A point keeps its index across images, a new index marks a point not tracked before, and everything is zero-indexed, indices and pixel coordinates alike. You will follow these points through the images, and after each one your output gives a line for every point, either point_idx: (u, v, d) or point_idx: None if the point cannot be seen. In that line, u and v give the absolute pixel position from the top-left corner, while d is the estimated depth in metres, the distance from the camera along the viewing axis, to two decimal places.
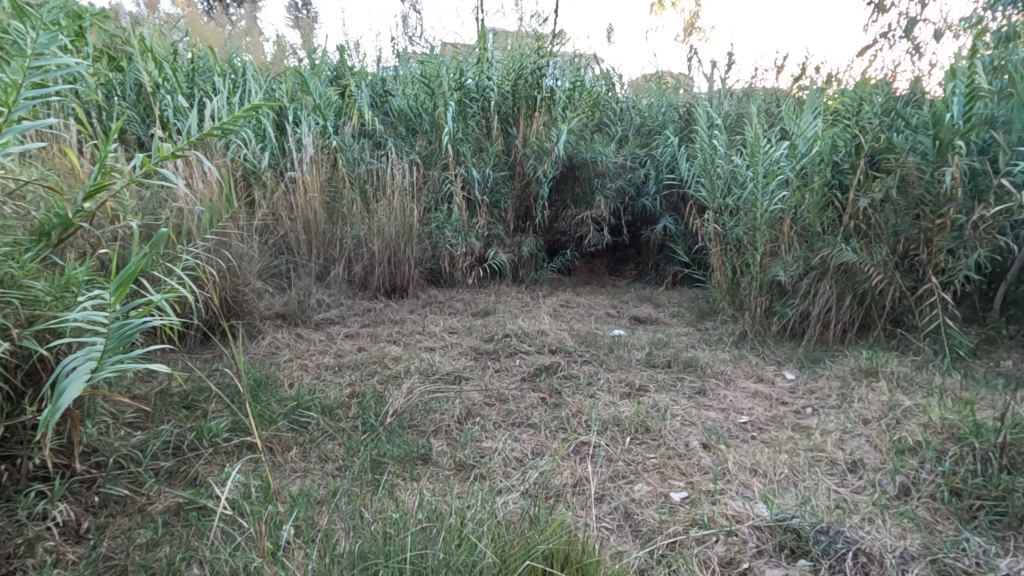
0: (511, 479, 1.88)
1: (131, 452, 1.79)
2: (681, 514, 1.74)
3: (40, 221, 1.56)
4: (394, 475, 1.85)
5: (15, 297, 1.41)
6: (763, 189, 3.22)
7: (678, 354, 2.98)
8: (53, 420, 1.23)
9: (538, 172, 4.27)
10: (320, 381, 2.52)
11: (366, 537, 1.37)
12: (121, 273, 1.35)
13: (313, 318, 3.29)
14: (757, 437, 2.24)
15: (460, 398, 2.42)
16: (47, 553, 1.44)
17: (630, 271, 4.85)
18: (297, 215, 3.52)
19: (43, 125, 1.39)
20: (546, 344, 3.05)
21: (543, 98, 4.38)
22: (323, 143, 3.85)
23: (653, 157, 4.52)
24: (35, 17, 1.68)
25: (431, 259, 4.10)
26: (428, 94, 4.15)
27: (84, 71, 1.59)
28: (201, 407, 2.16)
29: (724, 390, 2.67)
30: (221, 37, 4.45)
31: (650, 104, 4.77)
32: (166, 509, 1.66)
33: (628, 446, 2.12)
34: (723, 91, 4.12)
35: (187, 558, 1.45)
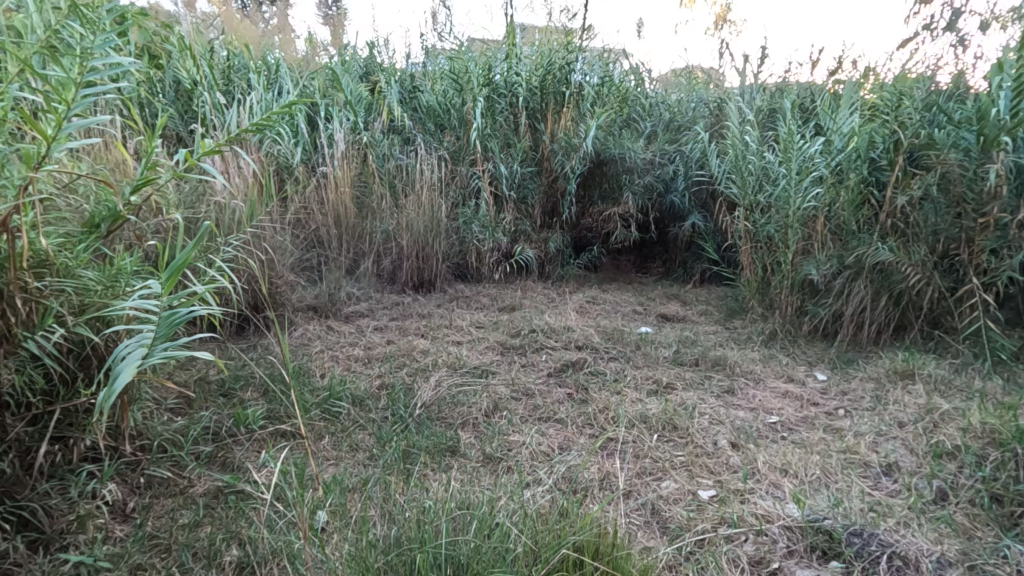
0: (539, 471, 1.90)
1: (173, 436, 1.86)
2: (709, 511, 1.73)
3: (92, 214, 1.62)
4: (424, 465, 1.89)
5: (69, 286, 1.47)
6: (796, 187, 3.16)
7: (706, 352, 2.95)
8: (108, 403, 1.29)
9: (566, 168, 4.27)
10: (351, 372, 2.58)
11: (401, 523, 1.40)
12: (172, 264, 1.41)
13: (343, 310, 3.36)
14: (787, 437, 2.21)
15: (488, 392, 2.45)
16: (98, 530, 1.52)
17: (657, 268, 4.80)
18: (328, 210, 3.58)
19: (96, 121, 1.44)
20: (573, 340, 3.05)
21: (571, 94, 4.38)
22: (354, 138, 3.91)
23: (682, 153, 4.47)
24: (92, 18, 1.75)
25: (458, 254, 4.13)
26: (457, 90, 4.20)
27: (135, 70, 1.65)
28: (237, 395, 2.23)
29: (753, 389, 2.64)
30: (254, 34, 4.55)
31: (680, 100, 4.72)
32: (207, 492, 1.73)
33: (655, 443, 2.11)
34: (756, 86, 4.05)
35: (228, 539, 1.52)
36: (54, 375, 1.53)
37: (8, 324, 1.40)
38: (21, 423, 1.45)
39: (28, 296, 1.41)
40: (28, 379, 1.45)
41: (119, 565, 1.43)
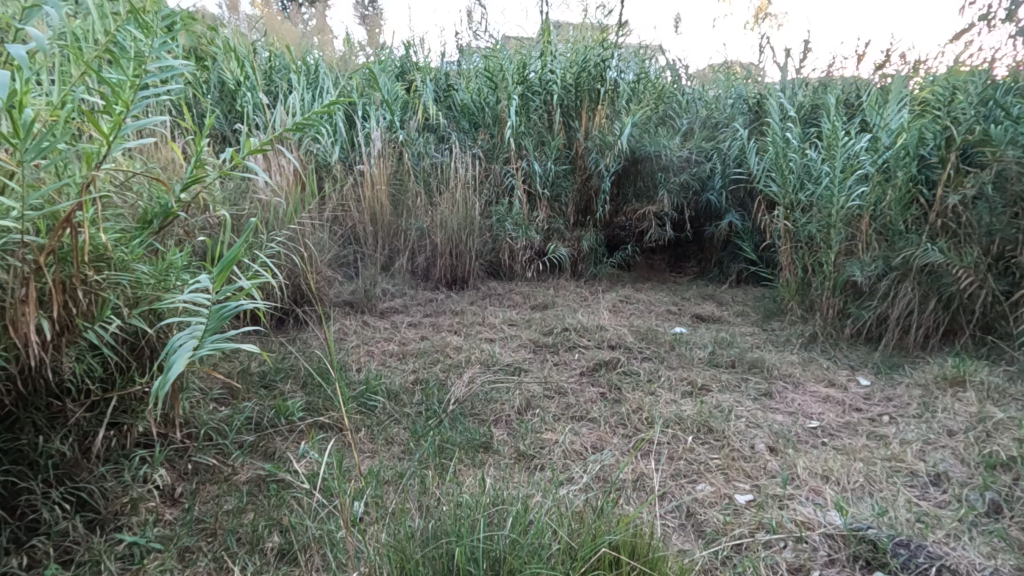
0: (572, 471, 1.89)
1: (219, 425, 1.93)
2: (747, 516, 1.70)
3: (145, 210, 1.69)
4: (458, 460, 1.91)
5: (124, 279, 1.54)
6: (840, 185, 3.06)
7: (743, 354, 2.89)
8: (163, 391, 1.34)
9: (600, 165, 4.25)
10: (386, 367, 2.62)
11: (438, 516, 1.42)
12: (223, 259, 1.47)
13: (378, 306, 3.42)
14: (829, 443, 2.15)
15: (520, 389, 2.45)
16: (149, 512, 1.60)
17: (692, 268, 4.72)
18: (365, 207, 3.63)
19: (153, 121, 1.49)
20: (606, 339, 3.03)
21: (606, 91, 4.36)
22: (391, 137, 3.95)
23: (720, 150, 4.39)
24: (147, 22, 1.82)
25: (491, 252, 4.14)
26: (491, 88, 4.22)
27: (188, 73, 1.71)
28: (278, 387, 2.30)
29: (793, 393, 2.57)
30: (294, 35, 4.65)
31: (718, 96, 4.62)
32: (250, 480, 1.79)
33: (690, 444, 2.08)
34: (797, 82, 3.94)
35: (270, 526, 1.58)
36: (111, 363, 1.60)
37: (70, 314, 1.47)
38: (80, 409, 1.53)
39: (87, 288, 1.48)
40: (87, 367, 1.53)
41: (169, 547, 1.51)
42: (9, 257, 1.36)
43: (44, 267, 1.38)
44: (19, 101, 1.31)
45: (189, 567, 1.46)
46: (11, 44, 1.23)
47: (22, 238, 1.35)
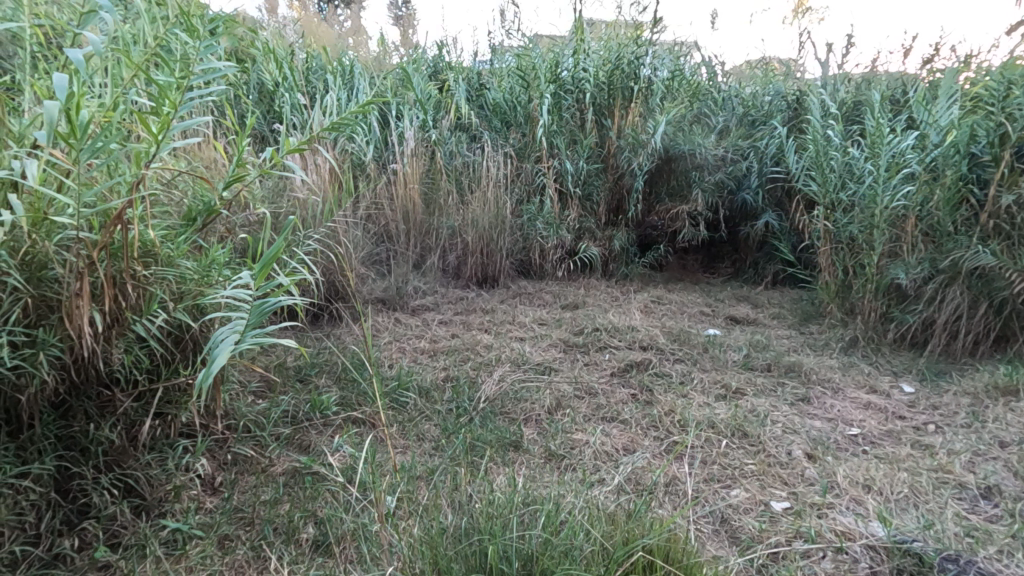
0: (602, 472, 1.87)
1: (257, 417, 1.98)
2: (783, 524, 1.66)
3: (189, 207, 1.75)
4: (488, 458, 1.92)
5: (170, 274, 1.60)
6: (884, 184, 2.95)
7: (779, 358, 2.82)
8: (206, 384, 1.38)
9: (633, 164, 4.20)
10: (417, 364, 2.65)
11: (471, 514, 1.42)
12: (265, 255, 1.50)
13: (410, 304, 3.46)
14: (870, 451, 2.08)
15: (551, 389, 2.45)
16: (191, 500, 1.66)
17: (726, 268, 4.63)
18: (397, 205, 3.66)
19: (199, 123, 1.53)
20: (637, 339, 3.00)
21: (640, 89, 4.31)
22: (423, 136, 3.97)
23: (756, 148, 4.30)
24: (194, 25, 1.88)
25: (522, 251, 4.15)
26: (523, 87, 4.22)
27: (232, 75, 1.75)
28: (313, 381, 2.35)
29: (831, 398, 2.50)
30: (330, 36, 4.74)
31: (755, 93, 4.51)
32: (285, 471, 1.84)
33: (724, 448, 2.04)
34: (839, 78, 3.82)
35: (305, 518, 1.61)
36: (157, 355, 1.65)
37: (120, 308, 1.53)
38: (128, 399, 1.58)
39: (136, 283, 1.54)
40: (134, 359, 1.58)
41: (209, 534, 1.56)
42: (65, 252, 1.43)
43: (96, 262, 1.44)
44: (76, 104, 1.37)
45: (227, 555, 1.51)
46: (70, 48, 1.29)
47: (77, 234, 1.41)
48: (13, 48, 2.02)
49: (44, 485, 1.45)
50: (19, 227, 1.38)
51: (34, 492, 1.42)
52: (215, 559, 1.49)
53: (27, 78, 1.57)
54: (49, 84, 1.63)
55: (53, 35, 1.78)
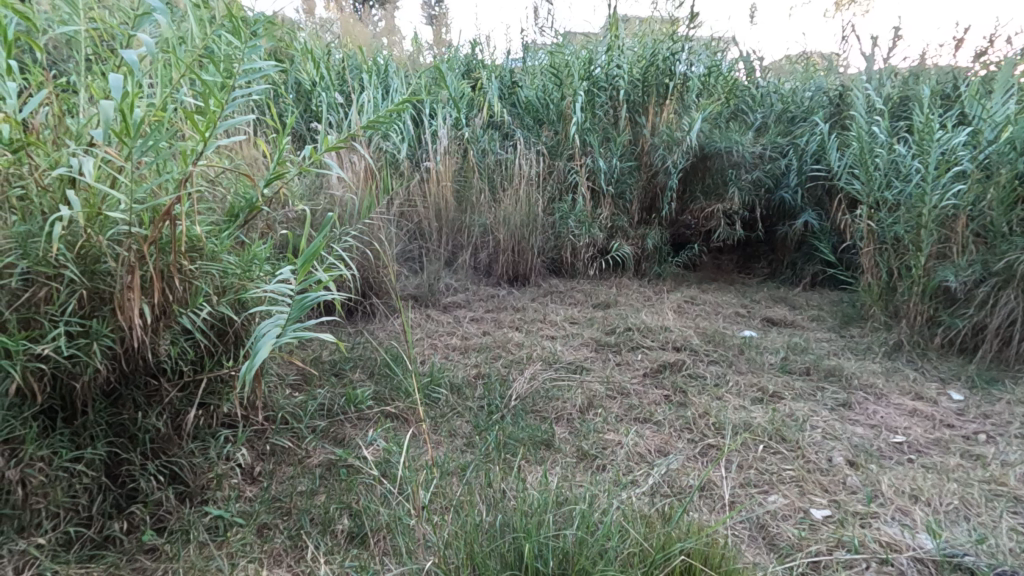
0: (636, 473, 1.85)
1: (294, 410, 2.03)
2: (824, 532, 1.61)
3: (232, 204, 1.79)
4: (520, 456, 1.91)
5: (214, 269, 1.64)
6: (933, 182, 2.83)
7: (818, 361, 2.74)
8: (249, 376, 1.43)
9: (667, 162, 4.13)
10: (449, 361, 2.66)
11: (506, 511, 1.43)
12: (307, 251, 1.53)
13: (441, 301, 3.48)
14: (916, 460, 2.00)
15: (582, 388, 2.43)
16: (232, 488, 1.70)
17: (762, 268, 4.52)
18: (430, 202, 3.68)
19: (243, 121, 1.57)
20: (670, 340, 2.96)
21: (675, 85, 4.23)
22: (456, 134, 3.99)
23: (796, 145, 4.19)
24: (237, 26, 1.92)
25: (553, 249, 4.13)
26: (556, 84, 4.20)
27: (273, 74, 1.79)
28: (347, 375, 2.39)
29: (874, 404, 2.41)
30: (366, 37, 4.80)
31: (795, 88, 4.39)
32: (322, 463, 1.87)
33: (761, 453, 2.00)
34: (885, 72, 3.67)
35: (340, 509, 1.64)
36: (201, 347, 1.70)
37: (167, 301, 1.58)
38: (174, 389, 1.63)
39: (182, 276, 1.59)
40: (180, 350, 1.63)
41: (249, 522, 1.61)
42: (118, 246, 1.48)
43: (146, 256, 1.49)
44: (130, 103, 1.43)
45: (267, 543, 1.55)
46: (126, 49, 1.34)
47: (129, 228, 1.47)
48: (68, 51, 2.11)
49: (96, 469, 1.51)
50: (76, 222, 1.45)
51: (87, 475, 1.48)
52: (255, 547, 1.53)
53: (84, 79, 1.64)
54: (104, 84, 1.70)
55: (107, 39, 1.86)
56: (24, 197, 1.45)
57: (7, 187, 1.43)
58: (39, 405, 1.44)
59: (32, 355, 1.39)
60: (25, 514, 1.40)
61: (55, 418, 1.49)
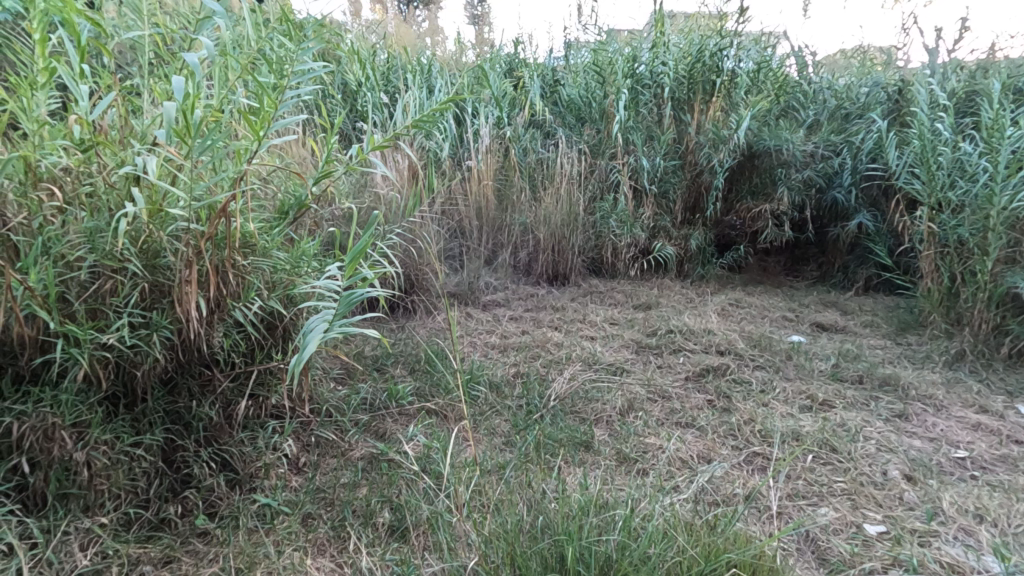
0: (678, 479, 1.81)
1: (338, 403, 2.08)
2: (879, 549, 1.54)
3: (283, 201, 1.84)
4: (560, 457, 1.90)
5: (265, 264, 1.70)
6: (1002, 182, 2.66)
7: (872, 369, 2.62)
8: (297, 369, 1.46)
9: (713, 161, 4.03)
10: (488, 359, 2.67)
11: (547, 512, 1.42)
12: (354, 250, 1.56)
13: (481, 299, 3.50)
14: (981, 477, 1.89)
15: (622, 390, 2.40)
16: (279, 478, 1.75)
17: (812, 271, 4.35)
18: (471, 201, 3.70)
19: (295, 121, 1.61)
20: (714, 343, 2.88)
21: (722, 82, 4.11)
22: (498, 133, 4.00)
23: (851, 143, 4.01)
24: (290, 28, 1.96)
25: (593, 249, 4.09)
26: (599, 82, 4.16)
27: (324, 74, 1.82)
28: (389, 370, 2.43)
29: (933, 416, 2.29)
30: (410, 37, 4.87)
31: (850, 84, 4.21)
32: (364, 456, 1.91)
33: (811, 464, 1.92)
34: (950, 65, 3.46)
35: (382, 502, 1.67)
36: (252, 340, 1.75)
37: (222, 295, 1.64)
38: (226, 379, 1.70)
39: (236, 272, 1.65)
40: (233, 342, 1.69)
41: (295, 511, 1.65)
42: (177, 241, 1.55)
43: (203, 251, 1.55)
44: (190, 104, 1.49)
45: (311, 532, 1.59)
46: (187, 52, 1.40)
47: (187, 225, 1.53)
48: (133, 55, 2.21)
49: (154, 454, 1.58)
50: (139, 219, 1.52)
51: (146, 460, 1.56)
52: (300, 535, 1.58)
53: (148, 82, 1.71)
54: (166, 86, 1.77)
55: (169, 43, 1.93)
56: (92, 194, 1.53)
57: (77, 185, 1.51)
58: (103, 392, 1.52)
59: (98, 345, 1.47)
60: (90, 493, 1.48)
61: (117, 404, 1.58)
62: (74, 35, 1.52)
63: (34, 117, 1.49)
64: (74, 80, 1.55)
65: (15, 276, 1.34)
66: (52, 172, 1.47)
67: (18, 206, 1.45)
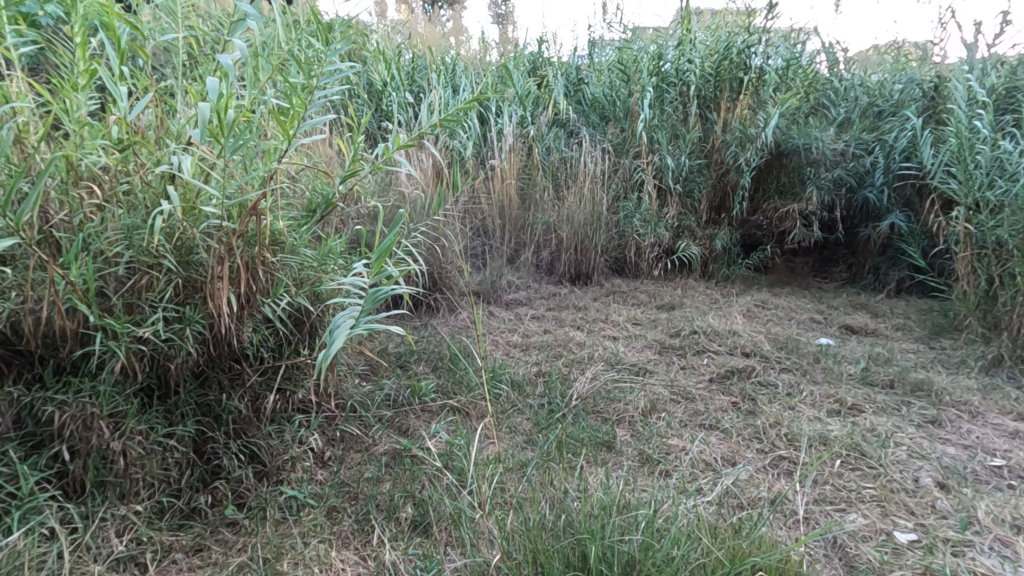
0: (701, 481, 1.80)
1: (362, 399, 2.11)
2: (910, 558, 1.50)
3: (310, 200, 1.87)
4: (583, 457, 1.90)
5: (293, 261, 1.74)
6: None
7: (904, 374, 2.55)
8: (325, 364, 1.48)
9: (740, 160, 3.97)
10: (511, 357, 2.68)
11: (570, 511, 1.42)
12: (381, 247, 1.60)
13: (503, 297, 3.50)
14: (1019, 487, 1.83)
15: (645, 391, 2.38)
16: (304, 471, 1.79)
17: (841, 272, 4.26)
18: (494, 200, 3.71)
19: (324, 121, 1.63)
20: (739, 345, 2.84)
21: (750, 79, 4.04)
22: (521, 132, 4.00)
23: (884, 142, 3.91)
24: (319, 29, 1.99)
25: (616, 248, 4.06)
26: (624, 81, 4.13)
27: (352, 75, 1.83)
28: (412, 367, 2.46)
29: (969, 423, 2.22)
30: (435, 37, 4.90)
31: (883, 81, 4.09)
32: (388, 452, 1.93)
33: (839, 469, 1.88)
34: (990, 61, 3.34)
35: (405, 497, 1.69)
36: (280, 335, 1.79)
37: (251, 291, 1.68)
38: (255, 374, 1.74)
39: (266, 268, 1.68)
40: (262, 338, 1.73)
41: (320, 504, 1.68)
42: (209, 238, 1.59)
43: (234, 249, 1.59)
44: (223, 105, 1.52)
45: (336, 525, 1.62)
46: (221, 54, 1.43)
47: (219, 223, 1.57)
48: (168, 57, 2.27)
49: (186, 445, 1.63)
50: (174, 216, 1.56)
51: (178, 451, 1.60)
52: (325, 528, 1.60)
53: (183, 83, 1.76)
54: (200, 87, 1.82)
55: (202, 45, 1.98)
56: (130, 192, 1.58)
57: (115, 184, 1.56)
58: (138, 384, 1.57)
59: (134, 338, 1.52)
60: (126, 482, 1.53)
61: (152, 396, 1.62)
62: (115, 39, 1.57)
63: (76, 117, 1.54)
64: (114, 82, 1.60)
65: (58, 271, 1.39)
66: (92, 170, 1.53)
67: (60, 203, 1.50)
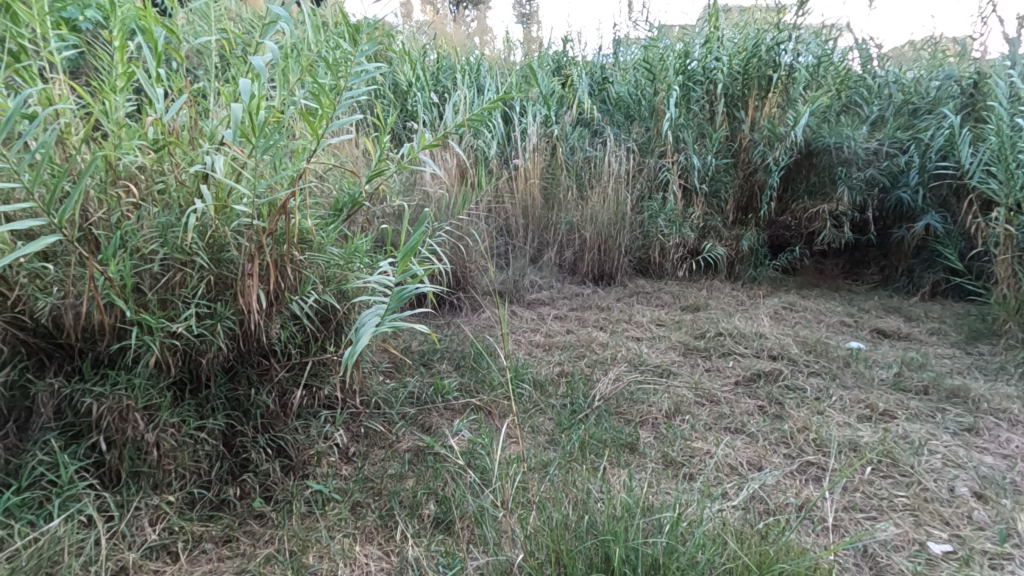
0: (726, 485, 1.78)
1: (386, 397, 2.13)
2: (944, 570, 1.46)
3: (337, 199, 1.89)
4: (605, 458, 1.89)
5: (320, 260, 1.77)
6: None
7: (939, 380, 2.47)
8: (351, 362, 1.49)
9: (768, 159, 3.90)
10: (533, 357, 2.68)
11: (593, 512, 1.41)
12: (407, 246, 1.62)
13: (525, 297, 3.50)
14: None
15: (668, 393, 2.36)
16: (330, 466, 1.81)
17: (873, 275, 4.14)
18: (518, 199, 3.71)
19: (351, 121, 1.65)
20: (766, 348, 2.79)
21: (779, 77, 3.96)
22: (545, 132, 3.99)
23: (919, 141, 3.80)
24: (347, 30, 2.02)
25: (640, 249, 4.02)
26: (650, 79, 4.13)
27: (378, 75, 1.85)
28: (435, 365, 2.47)
29: (1008, 431, 2.14)
30: (460, 37, 4.94)
31: (919, 78, 3.98)
32: (411, 449, 1.95)
33: (869, 476, 1.83)
34: None
35: (428, 494, 1.71)
36: (307, 332, 1.82)
37: (280, 288, 1.71)
38: (282, 369, 1.77)
39: (294, 266, 1.72)
40: (289, 334, 1.77)
41: (344, 498, 1.71)
42: (240, 236, 1.63)
43: (264, 247, 1.63)
44: (255, 105, 1.56)
45: (359, 520, 1.64)
46: (254, 56, 1.46)
47: (249, 221, 1.61)
48: (201, 59, 2.33)
49: (216, 438, 1.67)
50: (206, 214, 1.60)
51: (208, 443, 1.64)
52: (349, 522, 1.63)
53: (215, 84, 1.80)
54: (232, 88, 1.86)
55: (234, 47, 2.02)
56: (165, 191, 1.63)
57: (151, 183, 1.60)
58: (171, 377, 1.62)
59: (168, 333, 1.56)
60: (159, 472, 1.57)
61: (184, 389, 1.67)
62: (152, 42, 1.62)
63: (115, 118, 1.59)
64: (151, 84, 1.65)
65: (97, 268, 1.43)
66: (129, 170, 1.57)
67: (99, 202, 1.55)
